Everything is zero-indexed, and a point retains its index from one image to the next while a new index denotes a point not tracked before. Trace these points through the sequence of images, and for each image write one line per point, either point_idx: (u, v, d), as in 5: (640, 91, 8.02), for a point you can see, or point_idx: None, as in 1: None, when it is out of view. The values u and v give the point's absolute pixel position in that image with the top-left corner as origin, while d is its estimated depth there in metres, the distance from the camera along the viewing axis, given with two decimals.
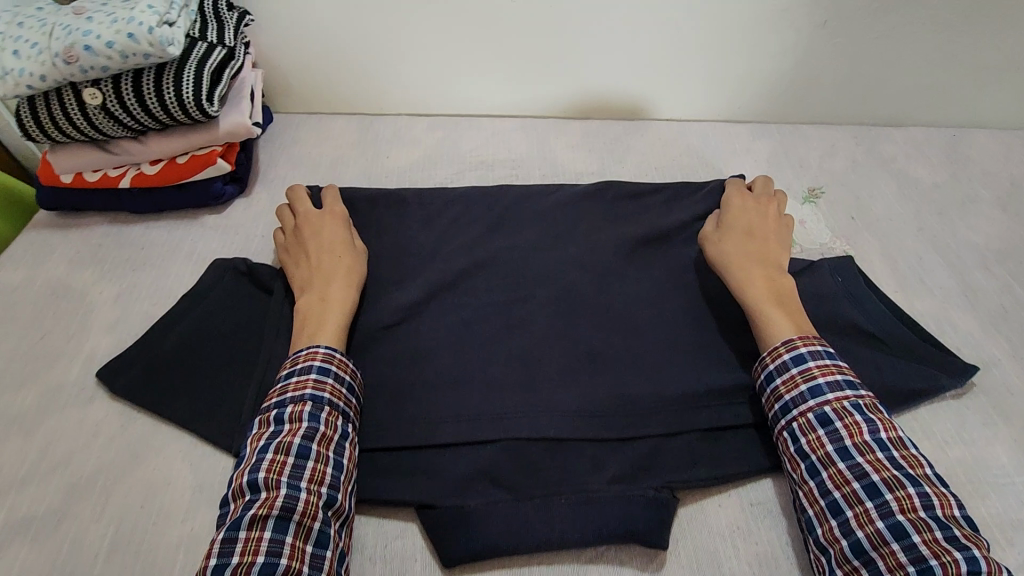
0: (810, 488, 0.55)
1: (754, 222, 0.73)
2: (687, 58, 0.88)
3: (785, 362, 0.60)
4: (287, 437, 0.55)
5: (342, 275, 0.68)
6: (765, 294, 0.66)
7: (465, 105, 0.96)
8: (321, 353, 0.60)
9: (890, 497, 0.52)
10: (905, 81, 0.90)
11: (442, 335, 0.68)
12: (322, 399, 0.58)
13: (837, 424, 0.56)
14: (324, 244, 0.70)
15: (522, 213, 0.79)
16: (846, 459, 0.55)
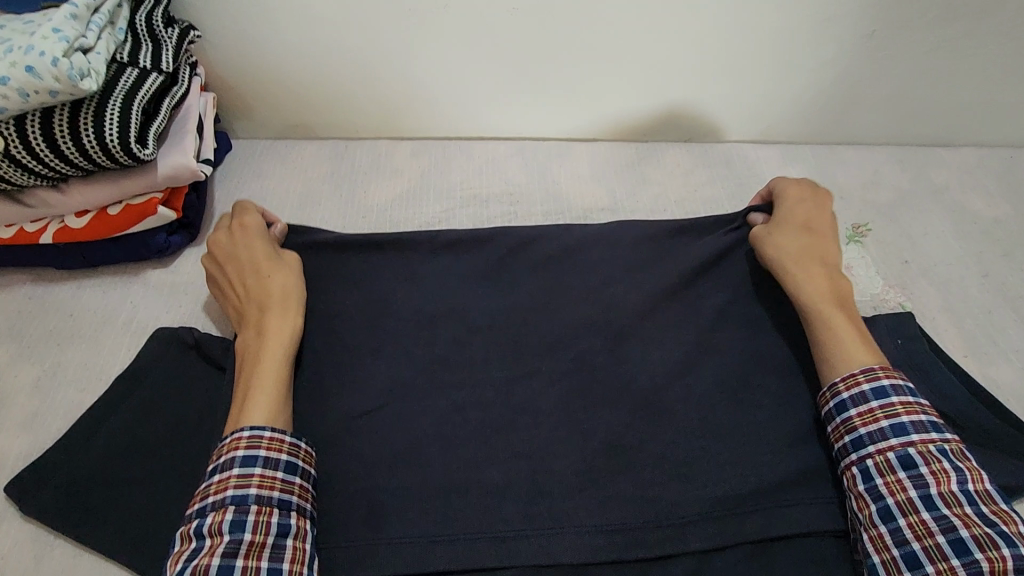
0: (881, 533, 0.49)
1: (813, 216, 0.65)
2: (710, 73, 0.76)
3: (864, 393, 0.53)
4: (204, 559, 0.45)
5: (272, 303, 0.58)
6: (829, 298, 0.59)
7: (454, 127, 0.83)
8: (245, 438, 0.50)
9: (981, 557, 0.46)
10: (959, 97, 0.78)
11: (435, 426, 0.57)
12: (250, 498, 0.48)
13: (922, 468, 0.50)
14: (248, 267, 0.61)
15: (523, 263, 0.67)
16: (929, 508, 0.48)
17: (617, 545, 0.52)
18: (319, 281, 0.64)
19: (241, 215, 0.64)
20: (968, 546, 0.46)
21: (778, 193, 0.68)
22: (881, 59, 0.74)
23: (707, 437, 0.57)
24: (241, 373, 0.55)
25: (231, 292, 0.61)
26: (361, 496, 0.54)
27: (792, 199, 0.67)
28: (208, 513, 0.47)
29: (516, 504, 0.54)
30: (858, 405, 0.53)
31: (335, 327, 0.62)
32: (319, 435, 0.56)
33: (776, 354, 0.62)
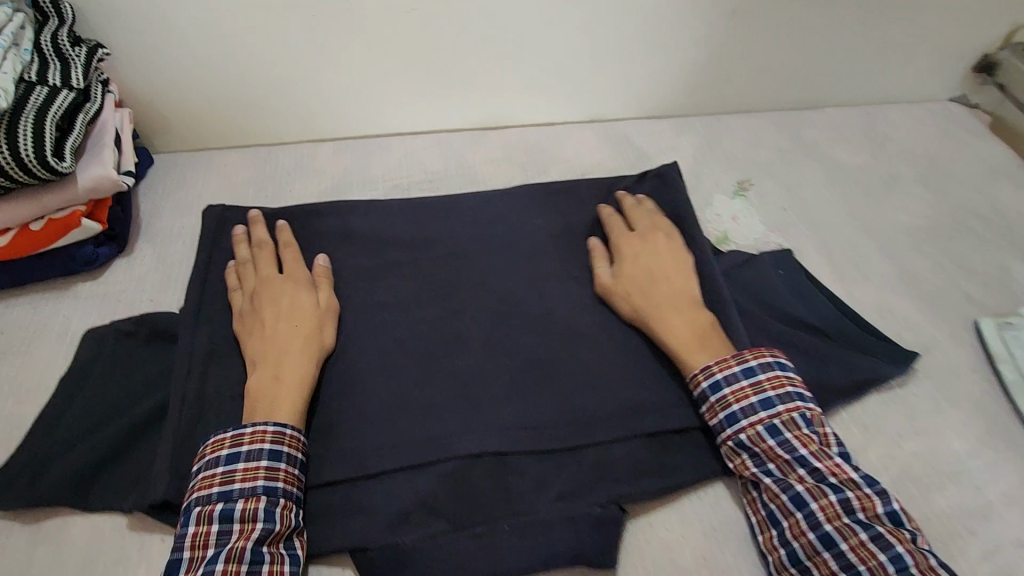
0: (749, 501, 0.53)
1: (647, 261, 0.67)
2: (601, 59, 0.84)
3: (704, 392, 0.57)
4: (240, 541, 0.48)
5: (301, 345, 0.59)
6: (690, 341, 0.60)
7: (373, 126, 0.88)
8: (272, 432, 0.52)
9: (815, 508, 0.50)
10: (818, 64, 0.89)
11: (365, 394, 0.59)
12: (278, 490, 0.50)
13: (754, 449, 0.54)
14: (281, 310, 0.61)
15: (445, 243, 0.73)
16: (770, 477, 0.52)
17: (549, 480, 0.54)
18: None
19: (289, 265, 0.66)
20: (807, 502, 0.50)
21: (614, 248, 0.70)
22: (744, 35, 0.84)
23: (626, 376, 0.61)
24: (248, 400, 0.55)
25: (254, 330, 0.61)
26: None
27: (628, 251, 0.68)
28: (237, 501, 0.49)
29: (453, 452, 0.55)
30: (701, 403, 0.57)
31: None
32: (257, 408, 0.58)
33: None
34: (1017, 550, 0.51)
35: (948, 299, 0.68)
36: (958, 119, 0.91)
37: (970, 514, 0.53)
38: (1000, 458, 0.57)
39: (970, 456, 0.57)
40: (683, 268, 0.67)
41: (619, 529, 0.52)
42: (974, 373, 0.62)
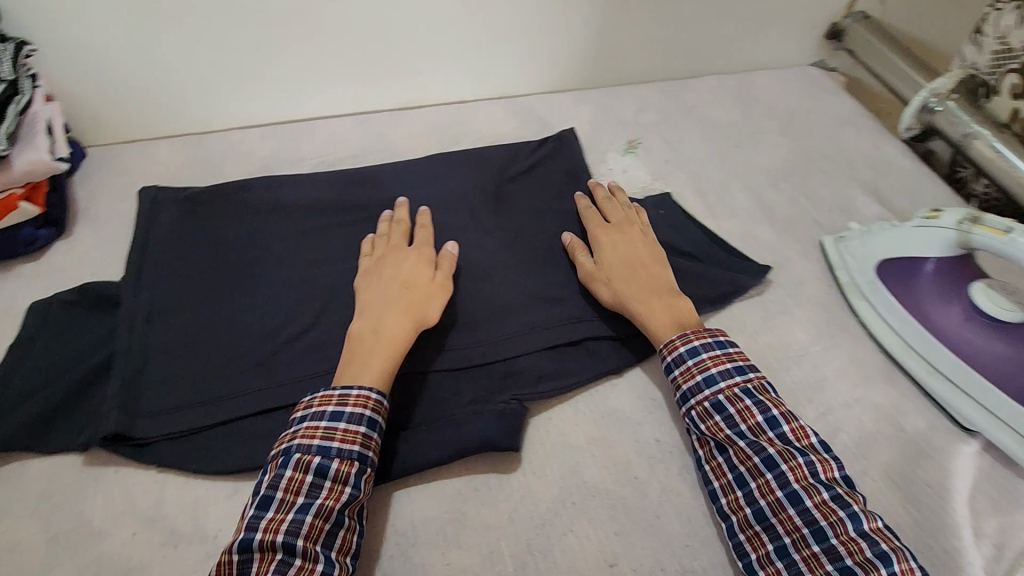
0: (716, 463, 0.56)
1: (625, 249, 0.71)
2: (503, 41, 0.93)
3: (681, 355, 0.61)
4: (331, 501, 0.51)
5: (415, 313, 0.63)
6: (665, 320, 0.64)
7: (297, 110, 0.94)
8: (373, 400, 0.56)
9: (786, 469, 0.53)
10: (693, 37, 1.01)
11: (300, 336, 0.67)
12: (368, 459, 0.54)
13: (730, 410, 0.57)
14: (397, 278, 0.66)
15: (367, 206, 0.81)
16: (744, 438, 0.56)
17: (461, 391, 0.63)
18: (199, 234, 0.76)
19: (420, 243, 0.71)
20: (775, 461, 0.54)
21: (594, 242, 0.73)
22: (625, 13, 0.95)
23: (526, 303, 0.71)
24: (347, 348, 0.61)
25: (368, 290, 0.66)
26: (237, 402, 0.62)
27: (607, 245, 0.72)
28: (334, 459, 0.52)
29: None
30: (678, 365, 0.61)
31: (203, 277, 0.72)
32: (201, 352, 0.65)
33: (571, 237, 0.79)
34: (844, 410, 0.62)
35: (799, 225, 0.81)
36: (815, 79, 1.05)
37: (811, 386, 0.64)
38: (836, 342, 0.68)
39: (810, 342, 0.68)
40: (659, 257, 0.71)
41: (521, 421, 0.60)
42: (818, 280, 0.74)
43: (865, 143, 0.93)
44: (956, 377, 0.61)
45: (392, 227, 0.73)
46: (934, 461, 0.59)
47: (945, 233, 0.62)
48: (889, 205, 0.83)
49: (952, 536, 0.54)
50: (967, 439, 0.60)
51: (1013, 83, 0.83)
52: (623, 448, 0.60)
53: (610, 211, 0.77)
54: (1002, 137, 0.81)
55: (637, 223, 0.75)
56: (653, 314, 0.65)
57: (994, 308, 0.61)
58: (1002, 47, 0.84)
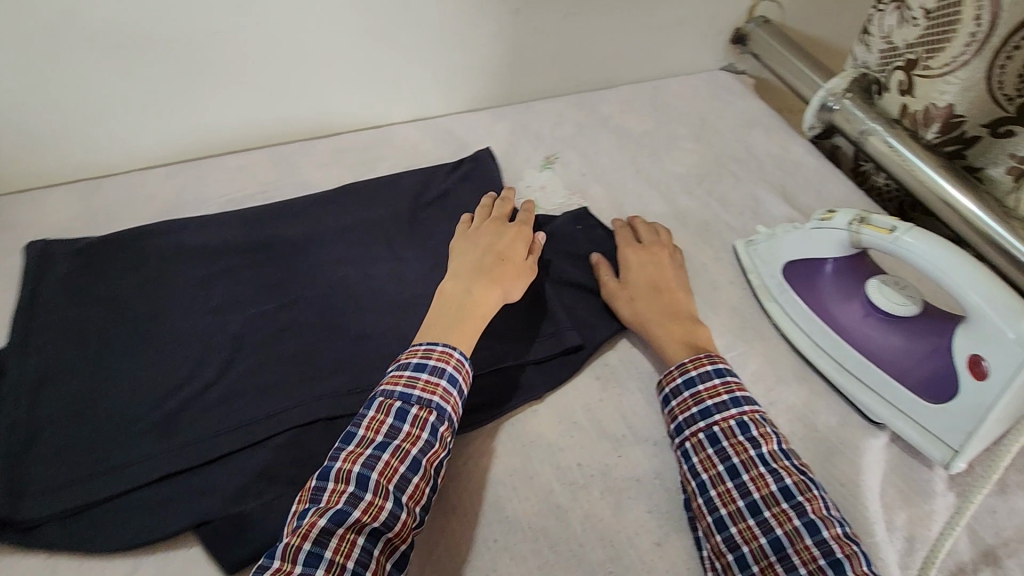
0: (727, 488, 0.55)
1: (647, 273, 0.72)
2: (411, 63, 0.92)
3: (708, 372, 0.61)
4: (407, 444, 0.54)
5: (502, 285, 0.66)
6: (683, 344, 0.65)
7: (201, 147, 0.90)
8: (455, 359, 0.58)
9: (803, 499, 0.53)
10: (603, 48, 1.02)
11: (205, 389, 0.64)
12: (446, 413, 0.56)
13: (754, 432, 0.57)
14: (499, 247, 0.70)
15: (276, 245, 0.77)
16: (765, 463, 0.55)
17: None
18: (94, 288, 0.71)
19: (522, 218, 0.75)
20: (792, 491, 0.53)
21: (622, 261, 0.74)
22: (534, 28, 0.94)
23: None
24: (440, 300, 0.64)
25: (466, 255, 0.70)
26: (136, 470, 0.58)
27: (636, 265, 0.73)
28: (414, 406, 0.55)
29: (287, 425, 0.61)
30: (704, 381, 0.61)
31: (97, 336, 0.67)
32: (97, 419, 0.61)
33: None
34: None
35: (713, 231, 0.82)
36: (724, 82, 1.08)
37: None
38: (751, 346, 0.69)
39: (727, 350, 0.68)
40: (684, 287, 0.72)
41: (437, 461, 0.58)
42: (732, 285, 0.75)
43: (774, 144, 0.95)
44: (859, 372, 0.63)
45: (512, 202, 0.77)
46: (846, 458, 0.60)
47: (837, 234, 0.64)
48: (797, 205, 0.86)
49: (866, 533, 0.54)
50: (875, 432, 0.62)
51: (900, 81, 0.84)
52: (544, 478, 0.59)
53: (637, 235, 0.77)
54: (895, 132, 0.83)
55: (670, 252, 0.76)
56: (672, 338, 0.66)
57: (889, 304, 0.62)
58: (888, 47, 0.86)
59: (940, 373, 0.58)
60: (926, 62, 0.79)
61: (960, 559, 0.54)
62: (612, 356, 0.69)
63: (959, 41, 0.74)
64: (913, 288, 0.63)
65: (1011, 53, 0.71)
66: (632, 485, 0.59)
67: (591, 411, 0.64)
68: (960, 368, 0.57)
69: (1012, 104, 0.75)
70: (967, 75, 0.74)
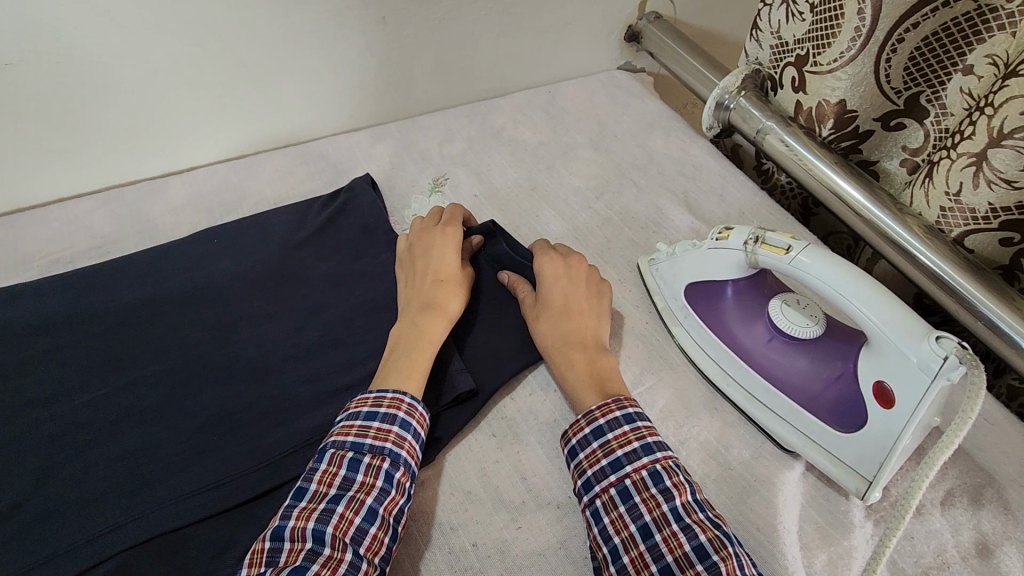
0: (640, 553, 0.48)
1: (564, 292, 0.63)
2: (268, 85, 0.81)
3: (617, 418, 0.55)
4: (361, 493, 0.49)
5: (443, 306, 0.62)
6: (592, 381, 0.58)
7: (18, 196, 0.76)
8: (406, 403, 0.54)
9: (718, 559, 0.46)
10: (488, 54, 0.94)
11: (13, 511, 0.52)
12: (402, 457, 0.52)
13: (667, 482, 0.51)
14: (434, 266, 0.65)
15: (110, 312, 0.65)
16: (679, 519, 0.49)
17: (237, 538, 0.53)
18: None
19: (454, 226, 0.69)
20: (707, 550, 0.47)
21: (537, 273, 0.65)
22: (407, 37, 0.86)
23: None
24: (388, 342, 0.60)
25: (408, 280, 0.65)
26: None
27: (549, 279, 0.64)
28: (366, 454, 0.51)
29: (119, 544, 0.51)
30: (613, 428, 0.54)
31: None
32: None
33: (371, 306, 0.70)
34: None
35: (615, 249, 0.77)
36: (620, 82, 1.02)
37: None
38: (660, 378, 0.64)
39: (633, 386, 0.63)
40: (602, 305, 0.64)
41: None
42: (636, 308, 0.70)
43: (673, 147, 0.91)
44: (769, 400, 0.59)
45: (439, 211, 0.71)
46: (762, 498, 0.55)
47: (735, 255, 0.59)
48: (700, 212, 0.82)
49: None
50: (790, 462, 0.58)
51: (792, 77, 0.81)
52: (434, 568, 0.51)
53: (551, 248, 0.68)
54: (792, 130, 0.80)
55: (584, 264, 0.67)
56: (582, 374, 0.59)
57: (792, 326, 0.58)
58: (777, 42, 0.83)
59: (847, 399, 0.55)
60: (815, 58, 0.76)
61: None
62: (510, 405, 0.62)
63: (844, 36, 0.71)
64: (815, 306, 0.59)
65: (896, 45, 0.69)
66: (535, 561, 0.52)
67: (488, 476, 0.57)
68: (866, 391, 0.53)
69: (900, 97, 0.72)
70: (856, 70, 0.72)
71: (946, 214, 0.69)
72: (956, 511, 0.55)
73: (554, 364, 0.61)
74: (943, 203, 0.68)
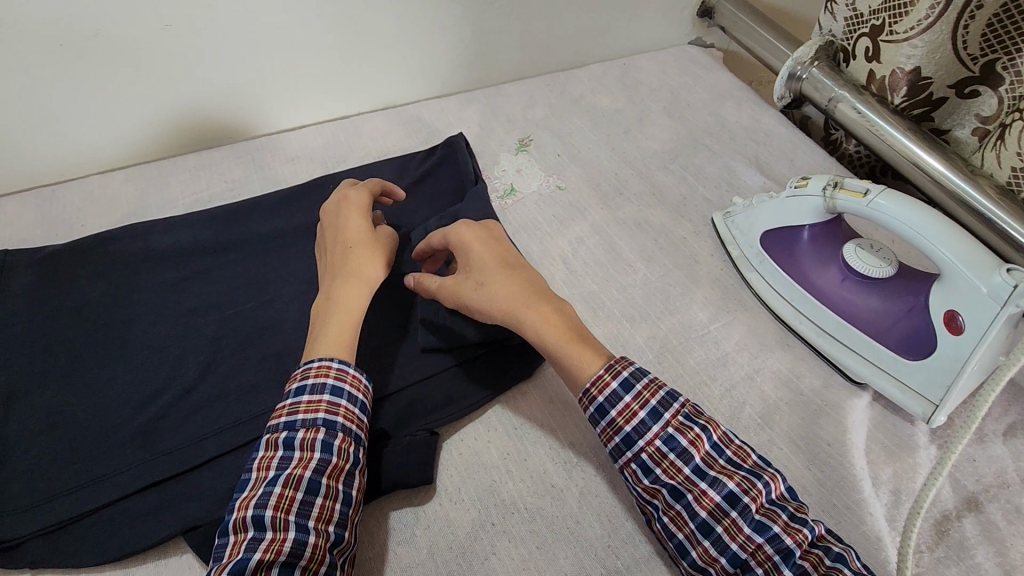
0: (677, 511, 0.50)
1: (488, 255, 0.61)
2: (375, 52, 0.89)
3: (615, 392, 0.53)
4: (299, 469, 0.49)
5: (359, 274, 0.60)
6: (548, 330, 0.56)
7: (162, 147, 0.87)
8: (335, 369, 0.54)
9: (749, 500, 0.48)
10: (570, 26, 1.01)
11: (184, 395, 0.62)
12: (338, 425, 0.52)
13: (683, 443, 0.51)
14: (346, 236, 0.63)
15: (248, 242, 0.75)
16: (703, 475, 0.50)
17: None
18: (62, 296, 0.68)
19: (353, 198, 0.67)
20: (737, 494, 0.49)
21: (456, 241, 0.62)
22: (500, 9, 0.93)
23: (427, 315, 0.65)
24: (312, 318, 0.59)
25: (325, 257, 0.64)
26: (118, 482, 0.56)
27: (475, 241, 0.62)
28: (300, 429, 0.50)
29: None
30: (614, 404, 0.52)
31: (68, 344, 0.65)
32: (75, 432, 0.59)
33: None
34: (745, 383, 0.63)
35: (690, 204, 0.82)
36: (692, 56, 1.07)
37: (712, 365, 0.65)
38: (734, 316, 0.69)
39: (710, 322, 0.69)
40: (519, 260, 0.62)
41: (432, 451, 0.58)
42: (712, 256, 0.75)
43: (745, 115, 0.96)
44: (840, 335, 0.64)
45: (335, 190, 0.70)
46: (832, 420, 0.61)
47: (814, 200, 0.65)
48: (771, 175, 0.87)
49: (855, 492, 0.56)
50: (858, 392, 0.63)
51: (866, 48, 0.85)
52: (538, 461, 0.59)
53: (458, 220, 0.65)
54: (864, 98, 0.84)
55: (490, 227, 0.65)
56: (540, 325, 0.56)
57: (866, 266, 0.64)
58: (853, 13, 0.86)
59: (917, 330, 0.60)
60: (891, 27, 0.79)
61: (945, 508, 0.55)
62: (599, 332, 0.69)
63: (922, 6, 0.74)
64: (887, 250, 0.64)
65: (974, 12, 0.71)
66: None
67: None
68: (937, 323, 0.58)
69: (977, 63, 0.75)
70: (932, 38, 0.75)
71: (1017, 174, 0.72)
72: (1018, 441, 0.59)
73: (509, 323, 0.57)
74: (1014, 163, 0.72)
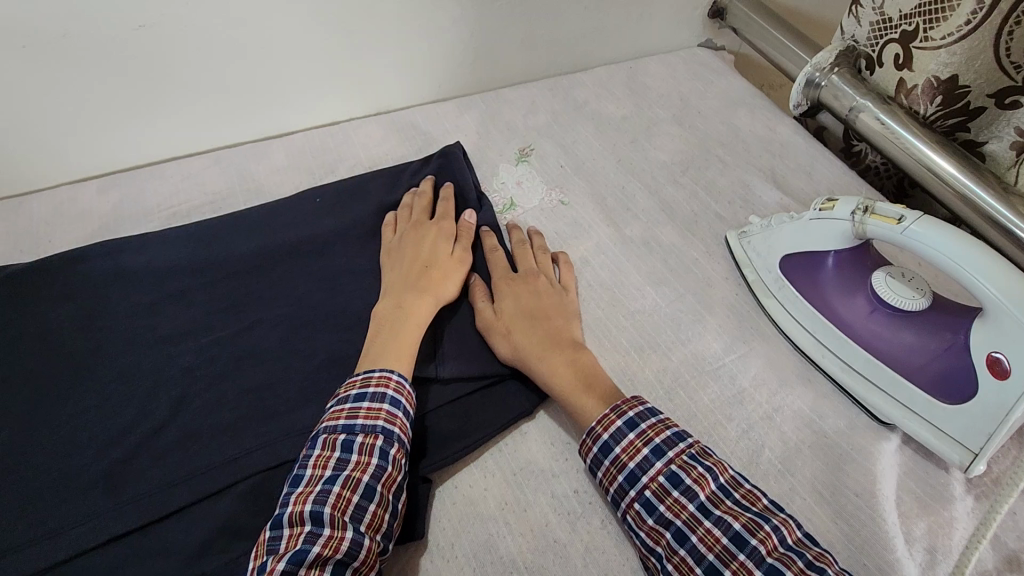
0: (682, 557, 0.47)
1: (522, 303, 0.63)
2: (368, 55, 0.84)
3: (620, 429, 0.52)
4: (357, 472, 0.48)
5: (436, 290, 0.62)
6: (568, 379, 0.57)
7: (139, 155, 0.81)
8: (394, 381, 0.53)
9: (757, 543, 0.45)
10: (574, 28, 0.95)
11: (156, 432, 0.57)
12: (394, 435, 0.51)
13: (687, 481, 0.49)
14: (423, 251, 0.66)
15: (228, 260, 0.69)
16: (709, 514, 0.47)
17: None
18: (26, 320, 0.63)
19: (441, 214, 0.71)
20: (745, 536, 0.46)
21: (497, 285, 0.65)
22: (501, 9, 0.87)
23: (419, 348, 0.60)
24: (374, 323, 0.59)
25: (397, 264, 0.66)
26: (80, 532, 0.51)
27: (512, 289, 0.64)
28: (359, 434, 0.50)
29: (253, 468, 0.56)
30: (619, 441, 0.52)
31: (31, 375, 0.59)
32: (35, 475, 0.54)
33: None
34: (764, 424, 0.58)
35: (702, 222, 0.77)
36: (703, 59, 1.02)
37: (730, 403, 0.60)
38: (752, 347, 0.64)
39: (725, 353, 0.64)
40: (559, 311, 0.64)
41: (421, 501, 0.53)
42: (727, 280, 0.70)
43: (759, 124, 0.90)
44: (868, 372, 0.59)
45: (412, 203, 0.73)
46: (859, 465, 0.56)
47: (841, 225, 0.60)
48: (788, 190, 0.81)
49: (886, 549, 0.51)
50: (887, 434, 0.58)
51: (895, 54, 0.80)
52: (540, 511, 0.54)
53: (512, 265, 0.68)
54: (888, 109, 0.79)
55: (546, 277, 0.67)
56: (558, 374, 0.57)
57: (899, 298, 0.59)
58: (879, 18, 0.81)
59: (953, 369, 0.55)
60: (926, 32, 0.74)
61: (985, 569, 0.50)
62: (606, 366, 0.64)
63: (963, 10, 0.69)
64: (921, 279, 0.60)
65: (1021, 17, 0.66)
66: None
67: None
68: (979, 364, 0.53)
69: (1021, 72, 0.69)
70: (972, 44, 0.70)
71: None
72: None
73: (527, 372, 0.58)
74: None
